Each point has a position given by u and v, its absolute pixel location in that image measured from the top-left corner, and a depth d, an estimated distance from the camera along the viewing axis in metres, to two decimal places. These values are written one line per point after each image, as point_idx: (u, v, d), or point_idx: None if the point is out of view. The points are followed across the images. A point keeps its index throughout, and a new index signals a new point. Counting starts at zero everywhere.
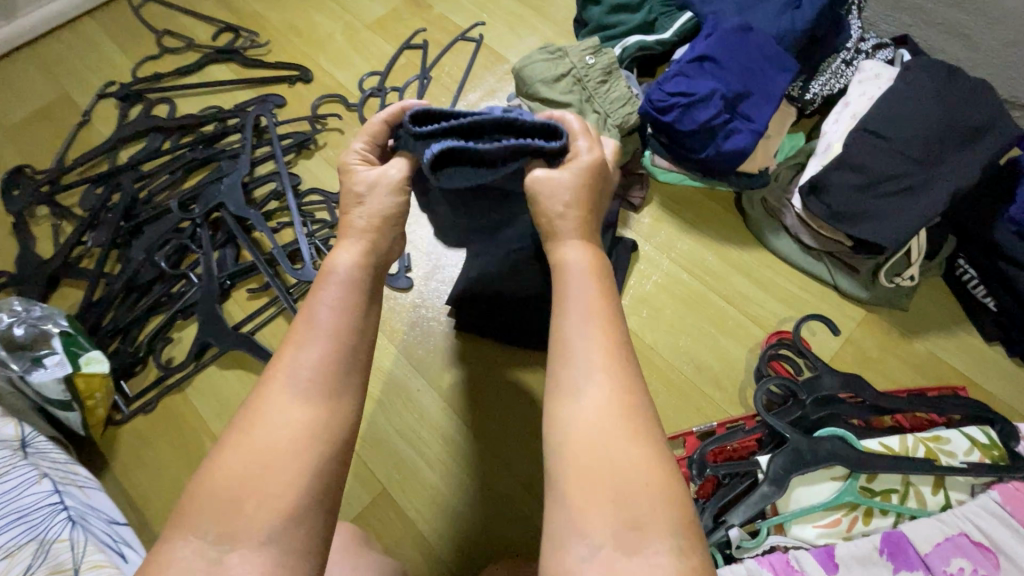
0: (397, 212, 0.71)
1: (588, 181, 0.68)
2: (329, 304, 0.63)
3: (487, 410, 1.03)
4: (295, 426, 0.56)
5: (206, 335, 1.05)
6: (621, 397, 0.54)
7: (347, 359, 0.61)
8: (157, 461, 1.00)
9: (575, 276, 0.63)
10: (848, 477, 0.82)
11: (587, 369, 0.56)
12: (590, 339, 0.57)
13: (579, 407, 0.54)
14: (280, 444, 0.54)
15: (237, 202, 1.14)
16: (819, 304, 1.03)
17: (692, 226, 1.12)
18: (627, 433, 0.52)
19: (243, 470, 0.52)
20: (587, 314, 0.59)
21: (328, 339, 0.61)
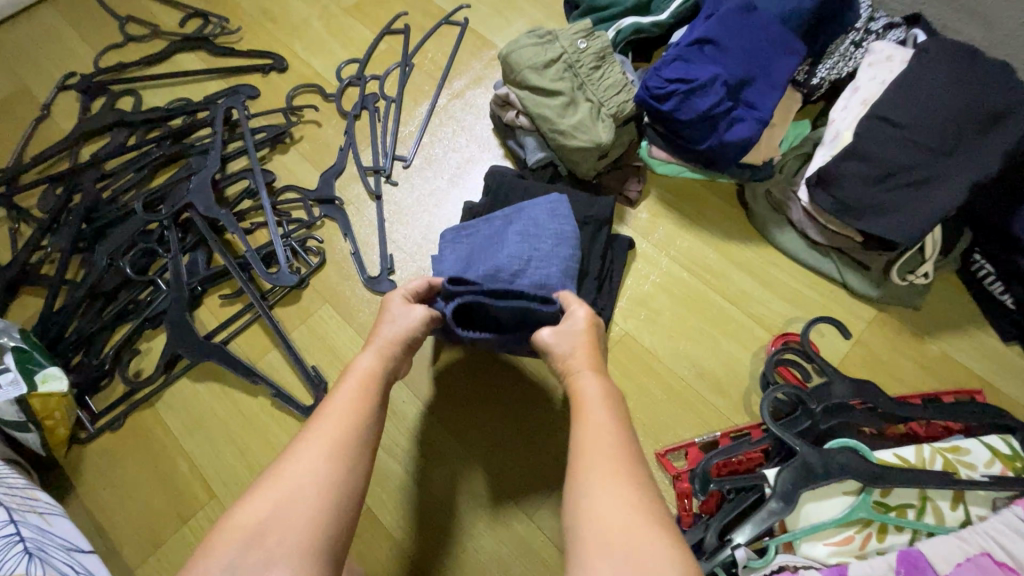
0: (418, 336, 0.79)
1: (592, 332, 0.78)
2: (361, 383, 0.70)
3: (475, 422, 0.97)
4: (318, 479, 0.61)
5: (176, 346, 0.98)
6: (633, 486, 0.59)
7: (371, 433, 0.67)
8: (124, 483, 0.93)
9: (586, 378, 0.71)
10: (861, 492, 0.77)
11: (600, 463, 0.60)
12: (603, 440, 0.63)
13: (590, 493, 0.59)
14: (303, 492, 0.59)
15: (207, 202, 1.07)
16: (827, 304, 0.98)
17: (692, 222, 1.06)
18: (637, 514, 0.56)
19: (268, 515, 0.58)
20: (599, 414, 0.65)
21: (357, 411, 0.67)
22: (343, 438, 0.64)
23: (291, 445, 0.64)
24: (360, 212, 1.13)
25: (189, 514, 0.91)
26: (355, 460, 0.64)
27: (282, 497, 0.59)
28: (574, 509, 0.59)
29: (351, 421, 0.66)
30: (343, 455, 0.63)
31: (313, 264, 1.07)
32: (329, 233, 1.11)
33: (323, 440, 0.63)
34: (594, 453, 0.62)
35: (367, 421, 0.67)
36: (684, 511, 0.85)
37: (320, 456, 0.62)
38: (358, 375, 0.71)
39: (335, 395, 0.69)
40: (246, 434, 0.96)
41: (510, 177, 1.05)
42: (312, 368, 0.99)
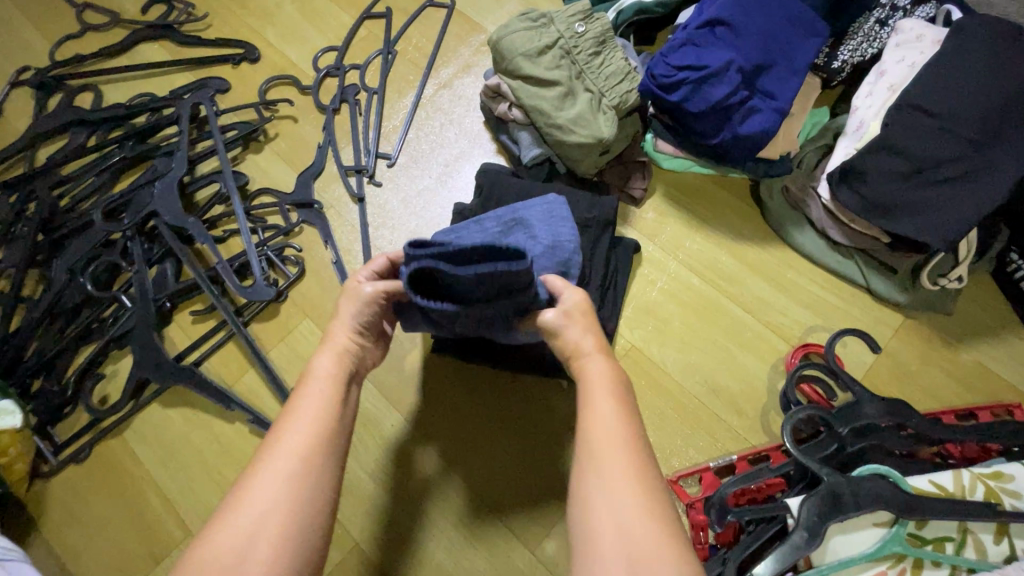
0: (377, 322, 0.69)
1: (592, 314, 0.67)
2: (324, 384, 0.61)
3: (470, 444, 0.88)
4: (284, 501, 0.53)
5: (145, 369, 0.90)
6: (641, 481, 0.52)
7: (340, 438, 0.59)
8: (91, 519, 0.86)
9: (587, 363, 0.62)
10: (894, 524, 0.70)
11: (606, 460, 0.54)
12: (611, 431, 0.55)
13: (598, 491, 0.52)
14: (270, 517, 0.52)
15: (174, 210, 0.98)
16: (850, 311, 0.90)
17: (702, 222, 0.97)
18: (649, 516, 0.50)
19: (230, 548, 0.50)
20: (603, 403, 0.57)
21: (322, 416, 0.59)
22: (310, 451, 0.56)
23: (249, 468, 0.55)
24: (342, 217, 1.04)
25: (162, 553, 0.84)
26: (323, 472, 0.56)
27: (245, 524, 0.51)
28: (579, 510, 0.53)
29: (318, 427, 0.58)
30: (310, 469, 0.55)
31: (291, 276, 0.98)
32: (308, 240, 1.03)
33: (286, 456, 0.55)
34: (600, 450, 0.54)
35: (335, 427, 0.59)
36: (699, 542, 0.78)
37: (284, 474, 0.54)
38: (321, 377, 0.62)
39: (295, 402, 0.60)
40: (222, 464, 0.88)
41: (504, 175, 0.96)
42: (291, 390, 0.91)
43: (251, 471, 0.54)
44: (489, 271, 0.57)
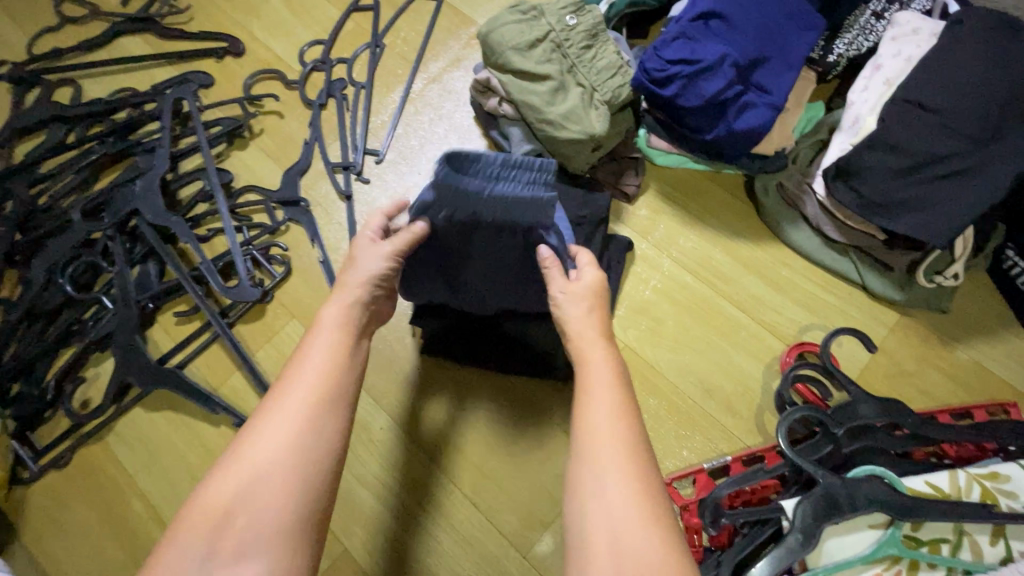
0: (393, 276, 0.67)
1: (603, 294, 0.65)
2: (331, 338, 0.59)
3: (461, 447, 0.86)
4: (289, 453, 0.52)
5: (127, 372, 0.88)
6: (637, 484, 0.49)
7: (346, 392, 0.57)
8: (73, 527, 0.84)
9: (593, 353, 0.59)
10: (890, 526, 0.69)
11: (606, 454, 0.51)
12: (610, 424, 0.53)
13: (593, 495, 0.49)
14: (273, 467, 0.51)
15: (155, 209, 0.95)
16: (845, 309, 0.89)
17: (696, 219, 0.96)
18: (644, 523, 0.48)
19: (228, 499, 0.49)
20: (605, 400, 0.54)
21: (329, 369, 0.57)
22: (314, 403, 0.55)
23: (255, 413, 0.54)
24: (329, 215, 1.02)
25: (146, 560, 0.82)
26: (326, 426, 0.54)
27: (243, 474, 0.50)
28: (572, 502, 0.51)
29: (325, 381, 0.56)
30: (311, 423, 0.54)
31: (277, 275, 0.96)
32: (295, 238, 1.00)
33: (288, 407, 0.54)
34: (599, 443, 0.52)
35: (341, 382, 0.57)
36: (693, 545, 0.77)
37: (285, 424, 0.53)
38: (329, 331, 0.60)
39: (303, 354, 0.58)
40: (207, 469, 0.86)
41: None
42: None
43: (257, 418, 0.54)
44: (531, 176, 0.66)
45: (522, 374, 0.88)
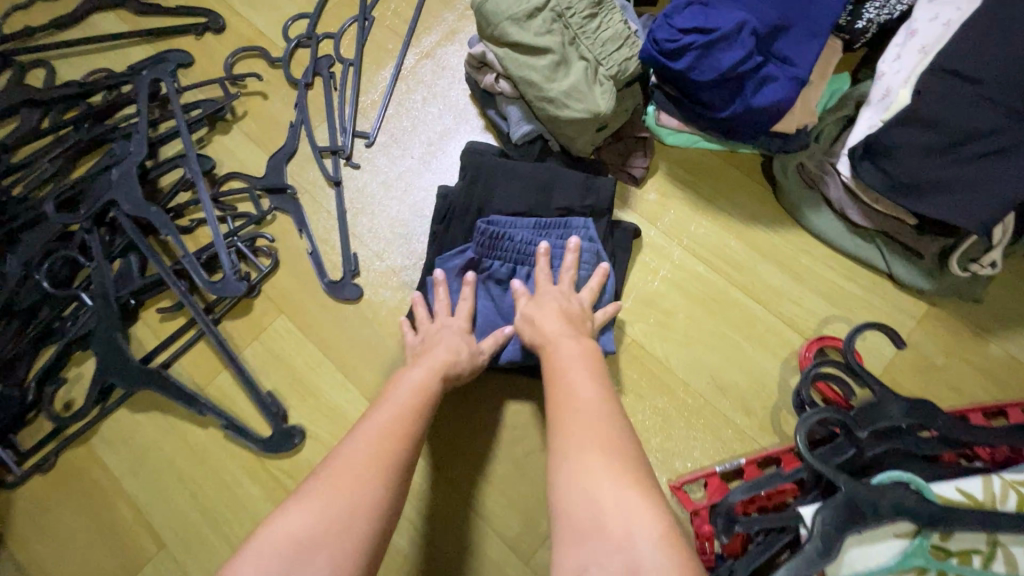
0: (467, 344, 0.75)
1: (574, 304, 0.75)
2: (398, 393, 0.66)
3: (459, 448, 0.82)
4: (362, 483, 0.55)
5: (108, 373, 0.84)
6: (632, 465, 0.53)
7: (413, 436, 0.62)
8: (60, 533, 0.82)
9: (563, 348, 0.68)
10: (916, 536, 0.65)
11: (582, 421, 0.58)
12: (583, 400, 0.60)
13: (575, 470, 0.54)
14: (346, 496, 0.54)
15: (134, 199, 0.90)
16: (868, 299, 0.83)
17: (710, 204, 0.89)
18: (642, 496, 0.50)
19: (304, 524, 0.51)
20: (583, 388, 0.62)
21: (398, 417, 0.62)
22: (389, 442, 0.59)
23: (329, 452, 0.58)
24: (318, 203, 0.96)
25: (135, 567, 0.80)
26: (389, 463, 0.57)
27: (313, 506, 0.53)
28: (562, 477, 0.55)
29: (395, 418, 0.62)
30: (385, 461, 0.57)
31: (264, 269, 0.91)
32: (282, 228, 0.95)
33: (358, 445, 0.58)
34: (575, 418, 0.59)
35: (407, 421, 0.62)
36: (704, 553, 0.73)
37: (352, 460, 0.57)
38: (404, 384, 0.67)
39: (373, 407, 0.64)
40: (196, 474, 0.83)
41: (489, 158, 0.87)
42: (267, 393, 0.85)
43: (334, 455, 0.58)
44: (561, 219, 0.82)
45: (523, 372, 0.82)
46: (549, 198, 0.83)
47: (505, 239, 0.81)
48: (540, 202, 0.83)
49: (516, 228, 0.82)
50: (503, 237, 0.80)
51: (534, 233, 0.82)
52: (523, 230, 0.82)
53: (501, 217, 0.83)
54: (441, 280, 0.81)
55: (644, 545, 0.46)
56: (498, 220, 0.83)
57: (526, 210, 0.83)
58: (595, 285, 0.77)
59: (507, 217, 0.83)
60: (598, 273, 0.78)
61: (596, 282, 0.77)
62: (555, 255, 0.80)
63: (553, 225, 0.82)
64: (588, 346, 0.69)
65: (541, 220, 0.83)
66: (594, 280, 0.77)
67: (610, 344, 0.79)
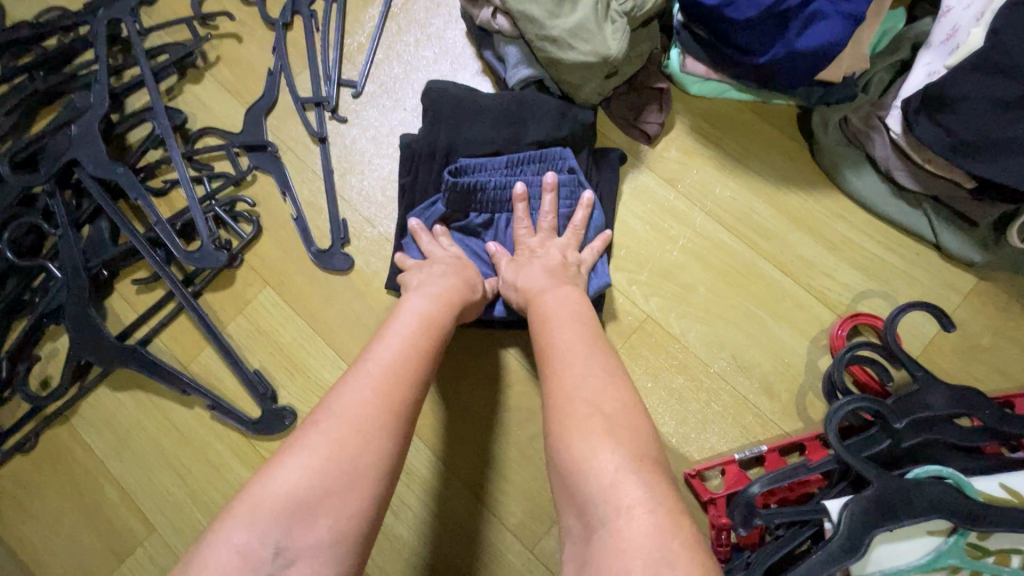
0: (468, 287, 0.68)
1: (564, 254, 0.70)
2: (399, 328, 0.58)
3: (459, 431, 0.76)
4: (362, 434, 0.48)
5: (83, 351, 0.78)
6: (629, 415, 0.50)
7: (425, 379, 0.56)
8: (44, 515, 0.78)
9: (555, 294, 0.64)
10: (953, 533, 0.60)
11: (579, 365, 0.54)
12: (579, 346, 0.56)
13: (568, 416, 0.50)
14: (345, 450, 0.47)
15: (98, 158, 0.81)
16: (910, 273, 0.75)
17: (737, 164, 0.80)
18: (637, 446, 0.47)
19: (300, 484, 0.45)
20: (578, 335, 0.57)
21: (401, 357, 0.55)
22: (391, 384, 0.52)
23: (325, 395, 0.51)
24: (303, 161, 0.87)
25: (124, 550, 0.77)
26: (405, 413, 0.52)
27: (307, 465, 0.46)
28: (554, 426, 0.50)
29: (399, 357, 0.55)
30: (386, 409, 0.51)
31: (245, 236, 0.83)
32: (263, 191, 0.86)
33: (365, 386, 0.51)
34: (569, 362, 0.55)
35: (413, 361, 0.55)
36: (720, 545, 0.68)
37: (364, 404, 0.50)
38: (412, 316, 0.60)
39: (385, 338, 0.57)
40: (183, 456, 0.79)
41: (453, 95, 0.78)
42: (253, 372, 0.79)
43: (328, 398, 0.51)
44: (535, 154, 0.75)
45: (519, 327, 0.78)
46: (523, 131, 0.76)
47: (476, 184, 0.74)
48: (514, 136, 0.76)
49: (488, 171, 0.75)
50: (474, 189, 0.73)
51: (506, 173, 0.75)
52: (493, 172, 0.75)
53: (470, 161, 0.75)
54: (419, 229, 0.74)
55: (613, 517, 0.43)
56: (466, 167, 0.74)
57: (499, 146, 0.76)
58: (579, 220, 0.73)
59: (475, 159, 0.75)
60: (581, 205, 0.73)
61: (577, 220, 0.73)
62: (532, 196, 0.75)
63: (526, 160, 0.75)
64: (579, 297, 0.64)
65: (514, 159, 0.75)
66: (577, 216, 0.73)
67: (605, 275, 0.73)
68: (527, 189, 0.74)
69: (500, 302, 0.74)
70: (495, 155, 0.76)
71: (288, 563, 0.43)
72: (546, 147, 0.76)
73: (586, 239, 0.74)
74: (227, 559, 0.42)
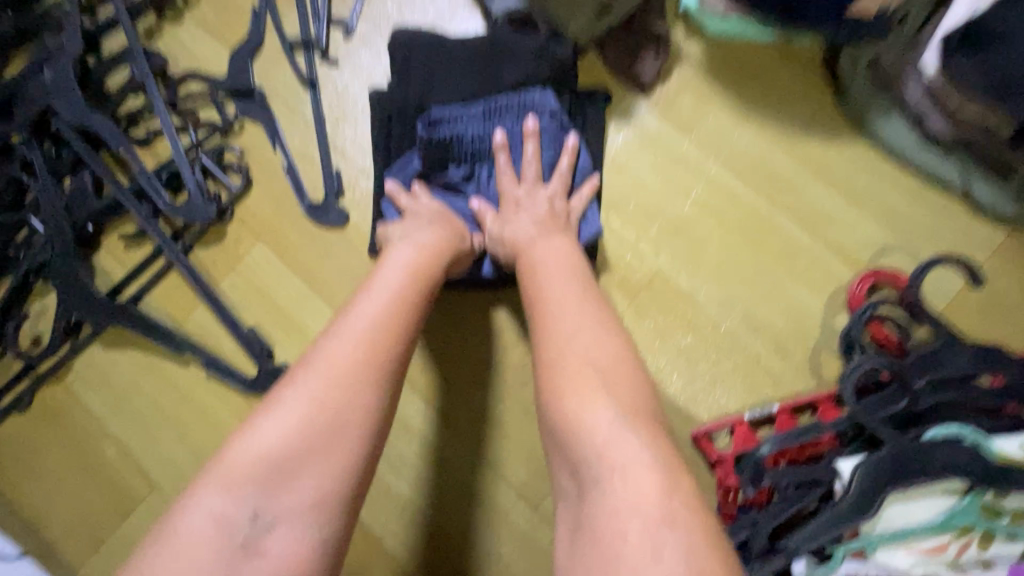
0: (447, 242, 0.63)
1: (553, 203, 0.67)
2: (381, 283, 0.55)
3: (461, 390, 0.75)
4: (340, 393, 0.46)
5: (73, 307, 0.76)
6: (622, 369, 0.47)
7: (410, 335, 0.53)
8: (44, 473, 0.78)
9: (545, 246, 0.61)
10: (968, 494, 0.59)
11: (570, 319, 0.51)
12: (573, 299, 0.53)
13: (559, 372, 0.47)
14: (323, 411, 0.46)
15: (76, 106, 0.77)
16: (936, 226, 0.71)
17: (755, 110, 0.75)
18: (633, 403, 0.45)
19: (277, 447, 0.44)
20: (570, 288, 0.54)
21: (382, 313, 0.52)
22: (371, 342, 0.50)
23: (303, 355, 0.50)
24: (292, 108, 0.82)
25: (127, 507, 0.77)
26: (388, 371, 0.49)
27: (283, 427, 0.45)
28: (546, 382, 0.48)
29: (381, 313, 0.52)
30: (367, 366, 0.48)
31: (234, 188, 0.80)
32: (251, 140, 0.82)
33: (344, 343, 0.49)
34: (560, 316, 0.52)
35: (396, 317, 0.52)
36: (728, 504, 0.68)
37: (341, 362, 0.48)
38: (396, 270, 0.57)
39: (366, 294, 0.54)
40: (181, 414, 0.77)
41: (423, 41, 0.71)
42: (248, 330, 0.77)
43: (306, 358, 0.49)
44: (514, 98, 0.70)
45: (510, 285, 0.74)
46: (501, 75, 0.71)
47: (451, 136, 0.69)
48: (489, 80, 0.71)
49: (463, 120, 0.69)
50: (451, 141, 0.69)
51: (484, 121, 0.70)
52: (469, 120, 0.69)
53: (443, 111, 0.69)
54: (397, 192, 0.69)
55: (608, 477, 0.41)
56: (439, 118, 0.69)
57: (476, 93, 0.71)
58: (565, 166, 0.69)
59: (450, 108, 0.70)
60: (566, 149, 0.69)
61: (564, 165, 0.69)
62: (513, 144, 0.70)
63: (505, 106, 0.70)
64: (568, 248, 0.61)
65: (491, 106, 0.70)
66: (563, 161, 0.69)
67: (596, 223, 0.70)
68: (507, 137, 0.70)
69: (487, 259, 0.70)
70: (471, 103, 0.70)
71: (270, 525, 0.43)
72: (526, 88, 0.71)
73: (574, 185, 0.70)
74: (206, 524, 0.41)
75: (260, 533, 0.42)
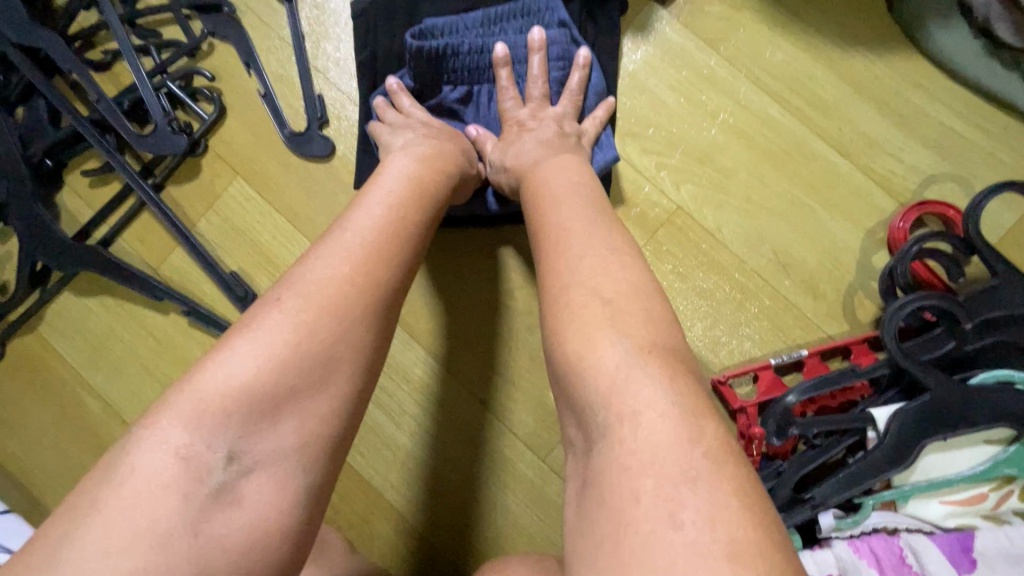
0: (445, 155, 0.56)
1: (562, 124, 0.59)
2: (376, 197, 0.48)
3: (463, 335, 0.69)
4: (329, 320, 0.40)
5: (35, 251, 0.68)
6: (644, 300, 0.41)
7: (409, 261, 0.47)
8: (23, 425, 0.74)
9: (553, 168, 0.53)
10: (1014, 442, 0.54)
11: (580, 242, 0.45)
12: (582, 222, 0.46)
13: (568, 304, 0.41)
14: (311, 338, 0.40)
15: (15, 20, 0.66)
16: (993, 151, 0.64)
17: (794, 18, 0.66)
18: (650, 341, 0.39)
19: (255, 376, 0.38)
20: (581, 212, 0.47)
21: (378, 232, 0.45)
22: (365, 264, 0.43)
23: (285, 274, 0.43)
24: (267, 24, 0.73)
25: None
26: (382, 298, 0.43)
27: (263, 355, 0.38)
28: (550, 318, 0.42)
29: (377, 232, 0.45)
30: (360, 291, 0.42)
31: (208, 117, 0.71)
32: (222, 61, 0.73)
33: (333, 263, 0.42)
34: (568, 241, 0.45)
35: (393, 239, 0.46)
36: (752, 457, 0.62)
37: (331, 285, 0.42)
38: (393, 184, 0.50)
39: (359, 209, 0.47)
40: (164, 364, 0.72)
41: None
42: (229, 273, 0.70)
43: (289, 277, 0.42)
44: (517, 8, 0.63)
45: (517, 221, 0.69)
46: None
47: (445, 48, 0.61)
48: None
49: (460, 32, 0.62)
50: (445, 54, 0.61)
51: (484, 34, 0.62)
52: (467, 32, 0.62)
53: (437, 21, 0.61)
54: (384, 107, 0.62)
55: (618, 425, 0.35)
56: (433, 29, 0.61)
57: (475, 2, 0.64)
58: (575, 83, 0.61)
59: (445, 19, 0.62)
60: (578, 65, 0.61)
61: (575, 82, 0.61)
62: (516, 60, 0.63)
63: (508, 15, 0.62)
64: (576, 167, 0.53)
65: (492, 17, 0.62)
66: (574, 77, 0.61)
67: (612, 148, 0.62)
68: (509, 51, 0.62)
69: (492, 192, 0.65)
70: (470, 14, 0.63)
71: (246, 469, 0.37)
72: None
73: (586, 105, 0.63)
74: (166, 464, 0.35)
75: (236, 477, 0.37)
